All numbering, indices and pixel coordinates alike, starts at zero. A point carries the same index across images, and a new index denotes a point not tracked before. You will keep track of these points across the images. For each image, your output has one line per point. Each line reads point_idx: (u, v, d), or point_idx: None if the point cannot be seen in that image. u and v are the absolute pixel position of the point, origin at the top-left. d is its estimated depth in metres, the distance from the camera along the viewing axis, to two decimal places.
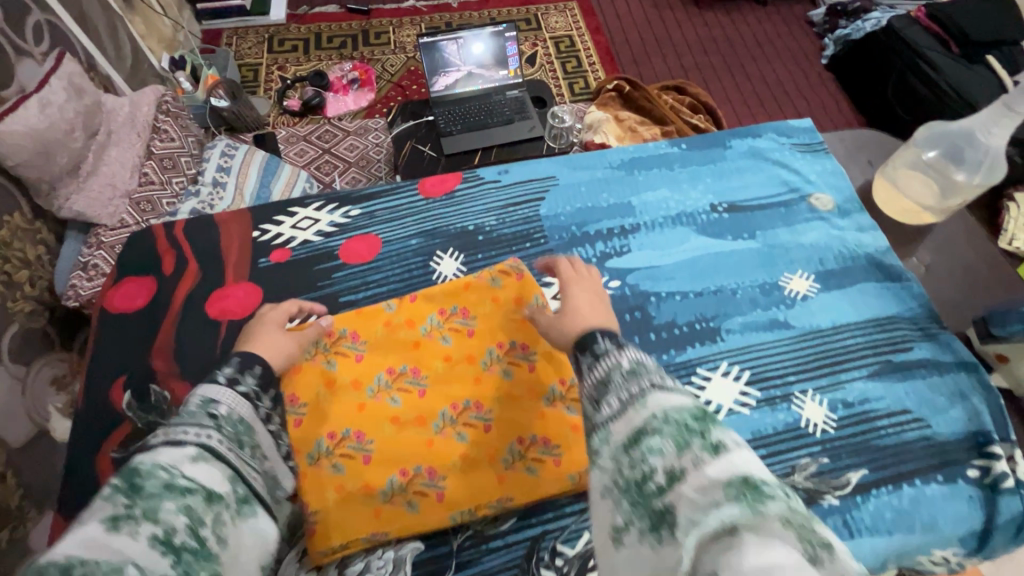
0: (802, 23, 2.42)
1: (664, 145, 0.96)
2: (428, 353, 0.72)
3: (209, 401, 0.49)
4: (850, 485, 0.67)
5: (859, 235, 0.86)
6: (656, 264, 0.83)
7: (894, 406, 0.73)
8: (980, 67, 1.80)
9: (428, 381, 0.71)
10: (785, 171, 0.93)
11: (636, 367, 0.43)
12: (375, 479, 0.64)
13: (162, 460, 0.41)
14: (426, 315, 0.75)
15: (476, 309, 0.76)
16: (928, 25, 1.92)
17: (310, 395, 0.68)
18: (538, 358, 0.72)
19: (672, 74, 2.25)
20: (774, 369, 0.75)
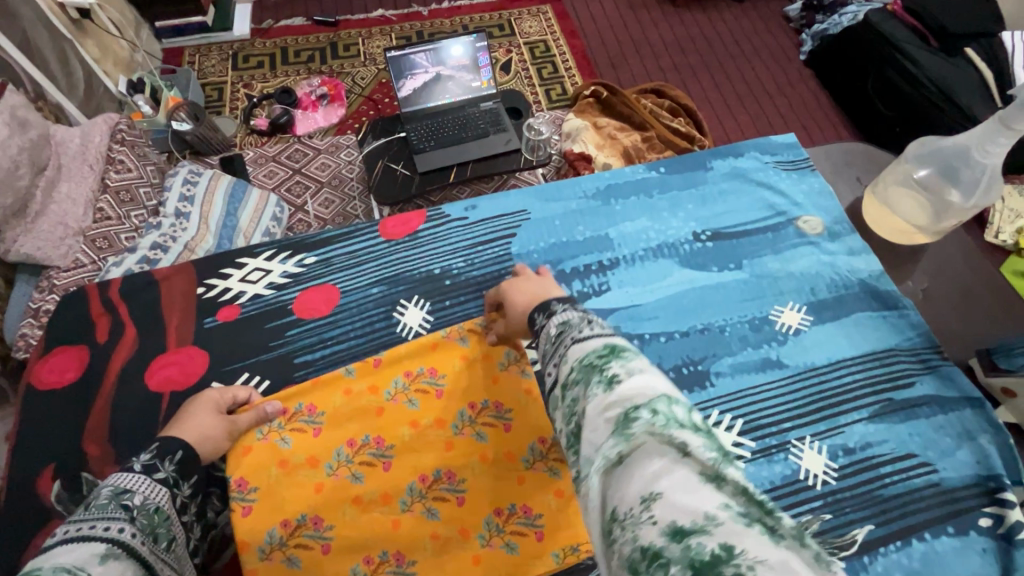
0: (779, 19, 2.38)
1: (642, 169, 0.90)
2: (393, 420, 0.66)
3: (121, 491, 0.48)
4: (856, 543, 0.62)
5: (851, 260, 0.81)
6: (638, 303, 0.77)
7: (899, 450, 0.67)
8: (959, 60, 1.77)
9: (393, 452, 0.64)
10: (770, 193, 0.87)
11: (562, 329, 0.48)
12: (335, 570, 0.58)
13: (64, 560, 0.39)
14: (391, 376, 0.68)
15: (444, 366, 0.69)
16: (904, 18, 1.88)
17: (260, 479, 0.61)
18: (515, 418, 0.67)
19: (651, 76, 2.19)
20: (768, 416, 0.70)
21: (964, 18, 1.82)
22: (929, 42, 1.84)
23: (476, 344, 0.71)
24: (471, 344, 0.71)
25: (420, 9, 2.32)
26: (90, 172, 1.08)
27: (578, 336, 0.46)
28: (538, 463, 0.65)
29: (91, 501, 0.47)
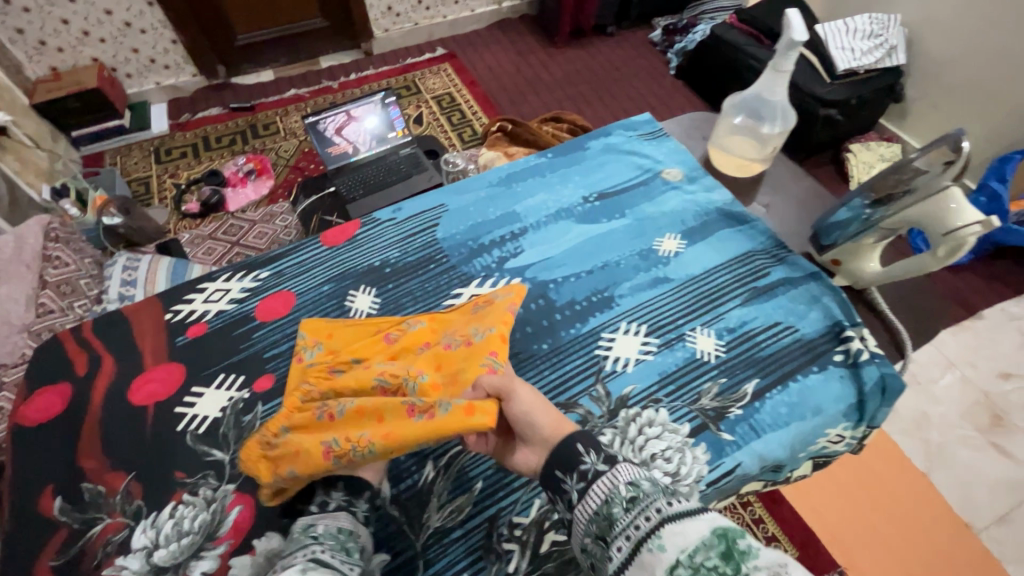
0: (646, 46, 2.77)
1: (533, 158, 1.09)
2: (363, 383, 0.68)
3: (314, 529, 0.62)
4: (747, 395, 0.78)
5: (708, 195, 1.02)
6: (548, 256, 0.93)
7: (767, 321, 0.85)
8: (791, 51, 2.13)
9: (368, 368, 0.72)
10: (638, 157, 1.08)
11: (634, 494, 0.51)
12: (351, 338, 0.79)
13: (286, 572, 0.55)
14: (354, 428, 0.63)
15: (407, 398, 0.63)
16: (742, 28, 2.23)
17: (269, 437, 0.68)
18: (485, 333, 0.71)
19: (548, 107, 2.49)
20: (666, 318, 0.86)
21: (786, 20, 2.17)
22: (765, 41, 2.19)
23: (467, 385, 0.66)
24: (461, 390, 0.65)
25: (330, 84, 2.54)
26: (29, 272, 1.13)
27: (644, 514, 0.49)
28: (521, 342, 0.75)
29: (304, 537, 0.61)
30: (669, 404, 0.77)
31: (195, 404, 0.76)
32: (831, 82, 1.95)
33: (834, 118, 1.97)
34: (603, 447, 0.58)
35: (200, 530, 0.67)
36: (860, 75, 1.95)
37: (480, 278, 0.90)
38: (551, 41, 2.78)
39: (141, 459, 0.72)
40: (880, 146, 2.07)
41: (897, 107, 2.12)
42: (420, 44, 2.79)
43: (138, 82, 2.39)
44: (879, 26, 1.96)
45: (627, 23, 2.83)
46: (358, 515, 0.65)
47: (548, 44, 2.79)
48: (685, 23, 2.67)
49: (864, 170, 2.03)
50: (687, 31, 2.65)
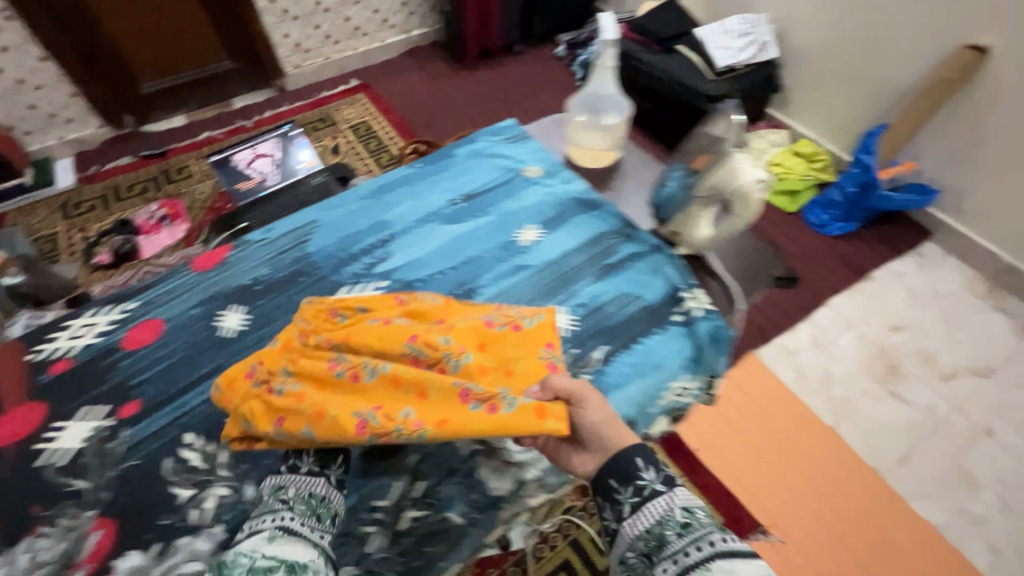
0: (553, 62, 3.23)
1: (404, 168, 1.15)
2: (390, 349, 0.78)
3: (284, 490, 0.76)
4: (595, 361, 0.85)
5: (565, 186, 1.10)
6: (415, 258, 0.98)
7: (617, 293, 0.93)
8: (677, 54, 2.56)
9: (386, 328, 0.81)
10: (502, 159, 1.16)
11: (687, 523, 0.70)
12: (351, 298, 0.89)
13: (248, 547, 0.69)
14: (397, 406, 0.74)
15: (459, 386, 0.75)
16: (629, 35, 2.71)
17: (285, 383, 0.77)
18: (534, 322, 0.85)
19: (457, 123, 2.80)
20: (525, 302, 0.92)
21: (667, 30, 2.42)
22: (652, 46, 2.65)
23: (519, 376, 0.80)
24: (514, 379, 0.79)
25: (243, 123, 2.74)
26: None
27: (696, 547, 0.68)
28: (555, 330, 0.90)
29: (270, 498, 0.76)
30: None
31: (57, 438, 0.81)
32: (716, 78, 2.46)
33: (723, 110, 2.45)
34: (660, 472, 0.75)
35: (60, 558, 0.72)
36: (740, 70, 2.47)
37: (348, 285, 0.95)
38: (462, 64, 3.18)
39: (6, 498, 0.76)
40: (770, 134, 2.62)
41: (780, 97, 2.65)
42: (334, 77, 3.07)
43: (41, 138, 2.49)
44: (750, 25, 2.47)
45: (531, 42, 3.30)
46: (330, 480, 0.81)
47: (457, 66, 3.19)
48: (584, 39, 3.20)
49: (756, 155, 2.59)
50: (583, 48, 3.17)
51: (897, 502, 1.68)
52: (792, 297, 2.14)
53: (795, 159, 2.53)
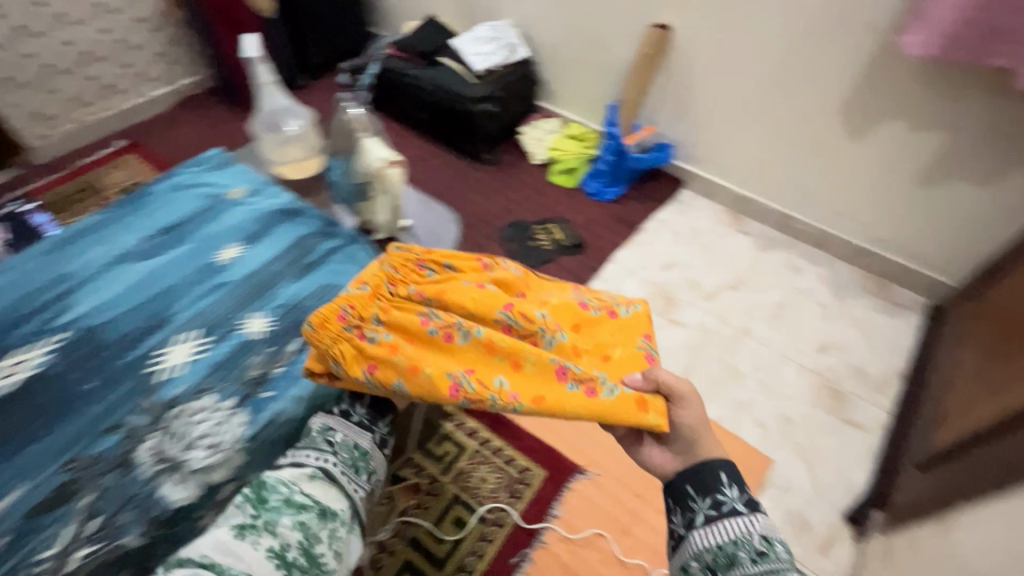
0: (339, 88, 3.31)
1: (95, 216, 1.26)
2: (486, 315, 1.10)
3: (328, 433, 1.05)
4: (294, 348, 1.11)
5: (264, 202, 1.32)
6: (109, 300, 1.12)
7: (313, 288, 1.18)
8: (442, 66, 2.75)
9: (480, 295, 1.12)
10: (202, 188, 1.33)
11: (755, 547, 1.01)
12: (443, 263, 1.19)
13: (286, 479, 0.97)
14: (491, 375, 1.06)
15: (558, 361, 1.06)
16: (398, 54, 2.85)
17: (394, 330, 1.08)
18: (628, 311, 1.22)
19: None
20: (224, 314, 1.12)
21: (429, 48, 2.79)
22: (418, 62, 2.81)
23: (618, 357, 1.15)
24: (610, 360, 1.14)
25: None
26: None
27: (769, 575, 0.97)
28: (639, 327, 1.21)
29: (315, 433, 1.04)
30: (218, 390, 1.03)
31: None
32: (477, 82, 2.67)
33: (492, 110, 2.68)
34: (740, 496, 1.07)
35: None
36: (498, 71, 2.69)
37: (21, 347, 1.05)
38: (242, 106, 3.11)
39: None
40: (543, 124, 2.91)
41: (545, 90, 2.94)
42: (94, 141, 2.85)
43: None
44: (497, 32, 2.71)
45: (314, 73, 3.35)
46: (376, 437, 1.14)
47: (238, 108, 3.11)
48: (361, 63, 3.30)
49: (537, 144, 2.84)
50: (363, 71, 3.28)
51: None
52: (579, 260, 2.40)
53: (569, 141, 2.81)
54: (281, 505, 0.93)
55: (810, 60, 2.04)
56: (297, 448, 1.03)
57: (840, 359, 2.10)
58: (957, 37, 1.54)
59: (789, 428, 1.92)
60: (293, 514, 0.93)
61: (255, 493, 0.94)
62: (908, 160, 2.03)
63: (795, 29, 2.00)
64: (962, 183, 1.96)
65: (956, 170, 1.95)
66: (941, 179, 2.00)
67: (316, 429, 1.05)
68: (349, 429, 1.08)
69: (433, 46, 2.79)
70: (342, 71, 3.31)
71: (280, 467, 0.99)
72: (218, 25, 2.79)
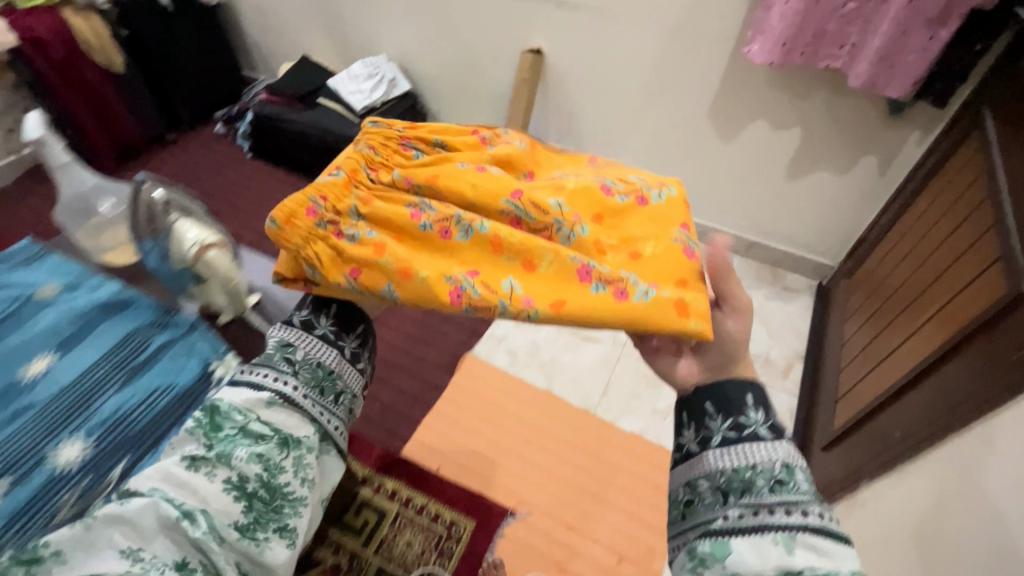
0: (216, 139, 3.09)
1: None
2: (492, 207, 0.93)
3: (287, 349, 0.86)
4: (116, 474, 0.96)
5: (83, 300, 1.22)
6: None
7: (142, 393, 1.08)
8: (321, 107, 2.65)
9: (483, 181, 0.95)
10: (8, 294, 1.22)
11: (784, 476, 0.73)
12: (434, 143, 1.00)
13: (238, 404, 0.78)
14: (500, 278, 0.89)
15: (577, 259, 0.90)
16: (271, 99, 2.69)
17: (379, 225, 0.90)
18: (660, 198, 1.03)
19: None
20: (30, 443, 0.98)
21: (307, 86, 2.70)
22: (295, 105, 2.68)
23: (654, 247, 0.96)
24: (647, 251, 0.95)
25: None
26: None
27: (786, 508, 0.70)
28: (672, 215, 1.01)
29: (272, 350, 0.85)
30: (16, 543, 0.86)
31: None
32: (360, 120, 2.58)
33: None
34: (770, 418, 0.79)
35: None
36: (379, 108, 2.62)
37: None
38: (102, 168, 2.80)
39: None
40: None
41: (434, 121, 2.89)
42: None
43: None
44: (373, 67, 2.63)
45: (186, 125, 3.11)
46: (344, 354, 0.90)
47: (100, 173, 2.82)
48: (236, 110, 3.10)
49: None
50: (239, 119, 3.08)
51: (605, 429, 1.93)
52: None
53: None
54: (234, 436, 0.76)
55: (671, 71, 2.12)
56: (251, 366, 0.84)
57: (746, 351, 2.17)
58: (793, 42, 1.64)
59: None
60: (248, 446, 0.75)
61: (209, 420, 0.77)
62: (775, 157, 2.16)
63: (656, 45, 2.08)
64: (824, 172, 2.11)
65: (818, 162, 2.09)
66: (805, 172, 2.14)
67: (273, 344, 0.86)
68: (316, 334, 0.90)
69: (310, 85, 2.70)
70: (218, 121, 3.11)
71: (234, 387, 0.80)
72: (61, 87, 2.48)
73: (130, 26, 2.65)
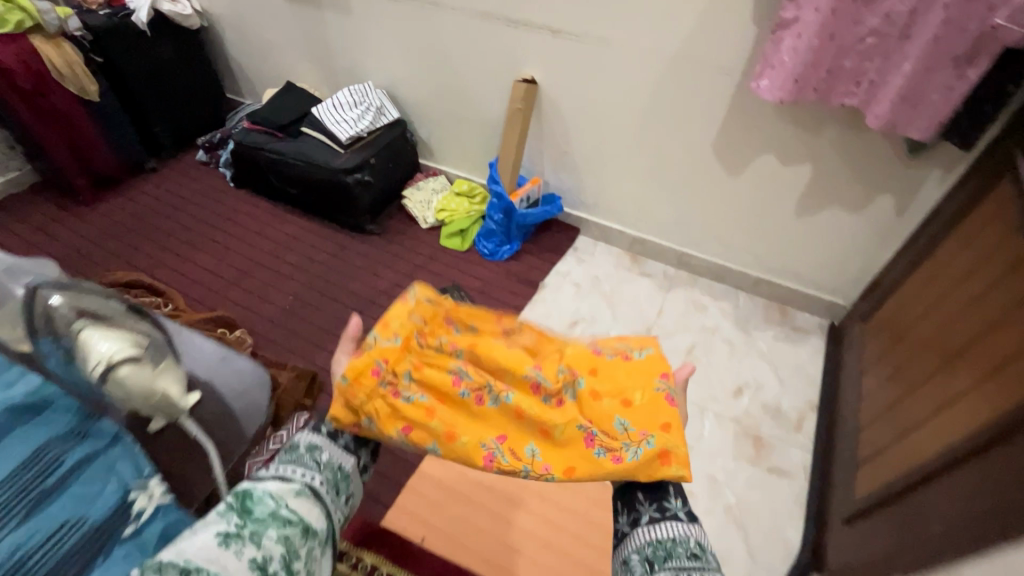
0: (199, 167, 2.97)
1: None
2: (516, 374, 1.10)
3: (311, 452, 0.96)
4: None
5: None
6: None
7: (44, 532, 0.79)
8: (305, 136, 2.52)
9: (509, 354, 1.14)
10: None
11: (700, 548, 0.91)
12: (463, 312, 1.21)
13: (272, 491, 0.84)
14: (523, 444, 1.06)
15: (583, 427, 1.06)
16: (254, 127, 2.58)
17: (422, 393, 1.09)
18: (649, 349, 1.18)
19: (86, 273, 2.40)
20: None
21: (289, 114, 2.56)
22: (279, 134, 2.55)
23: (649, 395, 1.09)
24: (641, 398, 1.09)
25: None
26: None
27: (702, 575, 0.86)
28: (654, 369, 1.14)
29: (299, 450, 0.96)
30: None
31: None
32: (345, 151, 2.45)
33: (364, 178, 2.45)
34: (684, 502, 0.98)
35: None
36: (366, 137, 2.49)
37: None
38: (78, 201, 2.70)
39: None
40: (429, 184, 2.72)
41: (425, 148, 2.77)
42: None
43: None
44: (360, 96, 2.50)
45: (167, 152, 2.99)
46: (359, 461, 1.01)
47: (73, 204, 2.69)
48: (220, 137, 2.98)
49: (424, 208, 2.65)
50: (223, 146, 2.96)
51: (604, 490, 1.77)
52: None
53: (457, 199, 2.64)
54: (269, 515, 0.80)
55: (674, 103, 2.00)
56: (281, 463, 0.92)
57: (756, 400, 2.03)
58: (805, 78, 1.52)
59: (717, 489, 1.79)
60: (276, 528, 0.79)
61: (239, 503, 0.81)
62: (784, 193, 2.03)
63: (656, 76, 1.96)
64: (837, 210, 1.98)
65: (829, 199, 1.96)
66: (817, 209, 2.01)
67: (302, 446, 0.97)
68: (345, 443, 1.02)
69: (294, 114, 2.57)
70: (202, 148, 2.99)
71: (265, 477, 0.88)
72: (28, 116, 2.38)
73: (106, 54, 2.53)
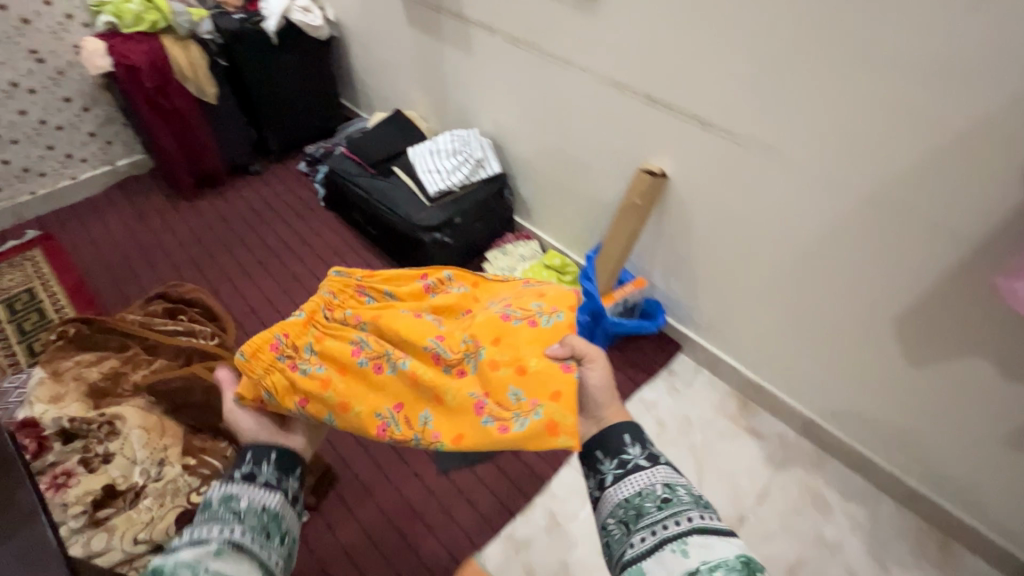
0: (297, 177, 2.89)
1: None
2: (413, 346, 1.11)
3: (227, 500, 0.88)
4: None
5: None
6: None
7: None
8: (394, 177, 2.30)
9: (412, 324, 1.14)
10: None
11: (667, 487, 0.84)
12: (378, 288, 1.24)
13: (185, 560, 0.75)
14: (418, 413, 1.08)
15: (477, 398, 1.05)
16: (348, 154, 2.39)
17: (325, 362, 1.11)
18: (555, 317, 1.13)
19: (163, 278, 2.39)
20: None
21: (382, 149, 2.35)
22: (368, 168, 2.34)
23: (542, 362, 1.04)
24: (537, 365, 1.03)
25: None
26: None
27: (675, 518, 0.78)
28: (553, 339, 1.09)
29: (212, 505, 0.87)
30: None
31: None
32: (430, 205, 2.19)
33: (443, 239, 2.18)
34: (646, 447, 0.91)
35: None
36: (456, 192, 2.22)
37: None
38: (182, 196, 2.74)
39: None
40: (517, 249, 2.34)
41: (523, 207, 2.41)
42: (7, 229, 2.53)
43: None
44: (461, 143, 2.23)
45: (273, 156, 2.94)
46: (286, 496, 0.95)
47: (177, 198, 2.73)
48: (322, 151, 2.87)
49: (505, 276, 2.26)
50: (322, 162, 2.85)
51: None
52: (534, 458, 1.79)
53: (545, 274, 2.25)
54: None
55: (854, 253, 1.43)
56: (194, 526, 0.83)
57: None
58: None
59: None
60: None
61: None
62: (996, 411, 1.39)
63: (832, 213, 1.42)
64: None
65: None
66: None
67: (213, 500, 0.88)
68: (266, 478, 0.95)
69: (387, 150, 2.35)
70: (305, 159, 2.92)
71: (178, 547, 0.78)
72: (147, 113, 2.38)
73: (231, 56, 2.48)
